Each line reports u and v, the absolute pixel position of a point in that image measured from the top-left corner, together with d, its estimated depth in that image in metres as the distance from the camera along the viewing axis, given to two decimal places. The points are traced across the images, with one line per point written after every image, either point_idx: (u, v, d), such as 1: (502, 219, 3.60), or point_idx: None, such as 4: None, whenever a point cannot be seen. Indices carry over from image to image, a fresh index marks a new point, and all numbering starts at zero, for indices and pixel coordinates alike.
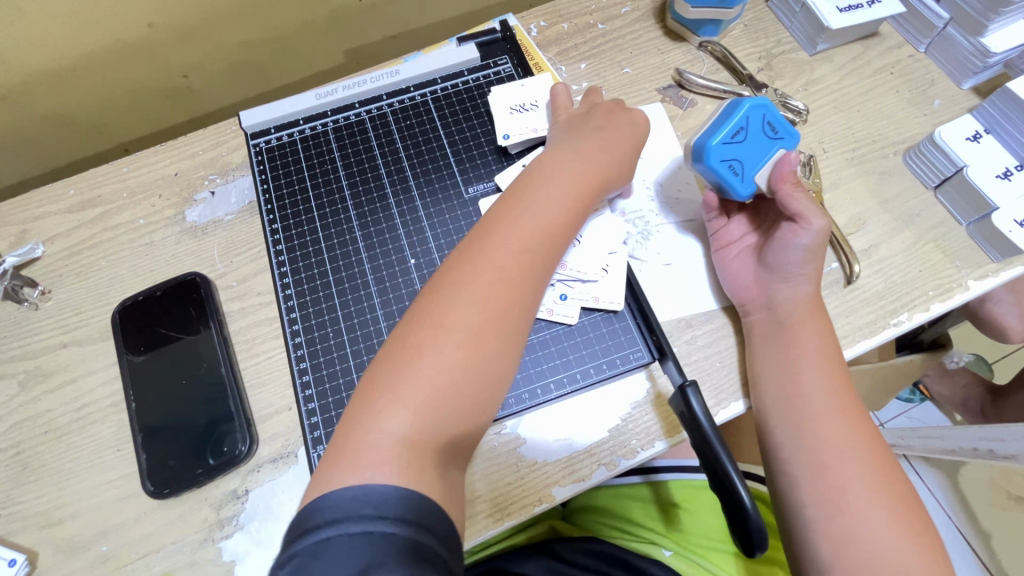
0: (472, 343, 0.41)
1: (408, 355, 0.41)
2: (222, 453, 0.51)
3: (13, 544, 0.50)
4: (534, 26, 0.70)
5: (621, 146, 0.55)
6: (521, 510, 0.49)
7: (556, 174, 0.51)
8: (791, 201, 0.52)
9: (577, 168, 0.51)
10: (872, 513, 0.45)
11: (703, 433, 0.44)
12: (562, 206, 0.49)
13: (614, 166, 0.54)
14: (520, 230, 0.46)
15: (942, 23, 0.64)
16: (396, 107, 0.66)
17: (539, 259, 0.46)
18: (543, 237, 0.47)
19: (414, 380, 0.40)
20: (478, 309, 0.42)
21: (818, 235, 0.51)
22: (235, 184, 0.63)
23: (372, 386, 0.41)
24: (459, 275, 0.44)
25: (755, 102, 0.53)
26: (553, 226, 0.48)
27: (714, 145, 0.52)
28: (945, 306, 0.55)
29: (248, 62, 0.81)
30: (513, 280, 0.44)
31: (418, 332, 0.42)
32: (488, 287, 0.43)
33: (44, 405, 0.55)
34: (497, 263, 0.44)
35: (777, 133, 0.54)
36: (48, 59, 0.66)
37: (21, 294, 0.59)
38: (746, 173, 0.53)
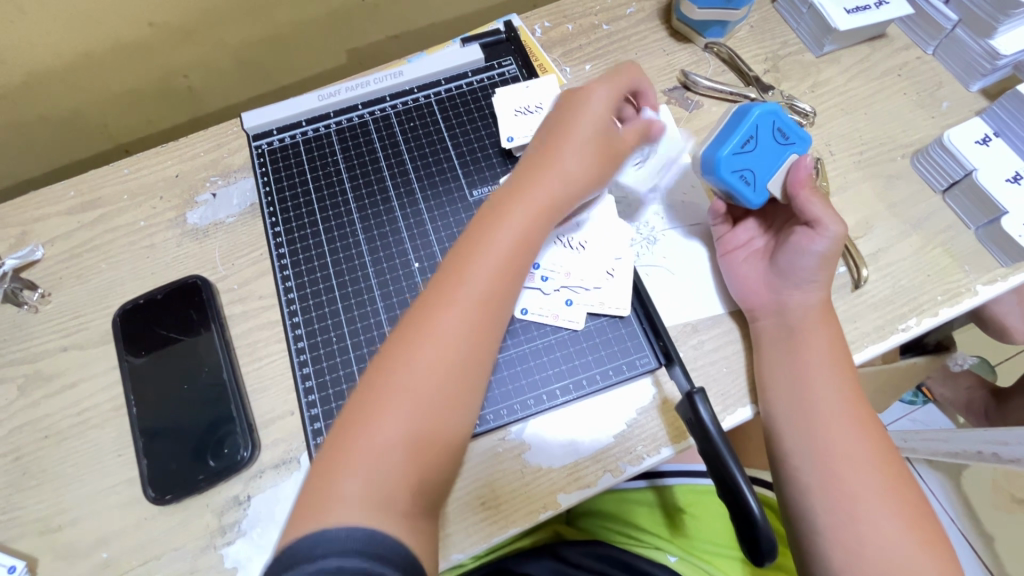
0: (433, 402, 0.41)
1: (366, 416, 0.40)
2: (222, 455, 0.51)
3: (12, 550, 0.49)
4: (538, 26, 0.69)
5: (586, 144, 0.51)
6: (526, 517, 0.48)
7: (517, 204, 0.48)
8: (809, 206, 0.51)
9: (539, 194, 0.49)
10: (882, 520, 0.44)
11: (711, 440, 0.44)
12: (521, 242, 0.47)
13: (580, 178, 0.50)
14: (477, 278, 0.45)
15: (951, 25, 0.63)
16: (400, 108, 0.65)
17: (498, 305, 0.45)
18: (501, 281, 0.45)
19: (375, 443, 0.39)
20: (435, 368, 0.42)
21: (835, 240, 0.50)
22: (237, 186, 0.63)
23: (336, 441, 0.40)
24: (414, 329, 0.43)
25: (764, 109, 0.52)
26: (512, 269, 0.46)
27: (725, 156, 0.52)
28: (953, 311, 0.55)
29: (249, 62, 0.80)
30: (471, 331, 0.43)
31: (376, 391, 0.41)
32: (444, 343, 0.42)
33: (44, 409, 0.54)
34: (451, 317, 0.43)
35: (789, 139, 0.54)
36: (48, 59, 0.65)
37: (20, 297, 0.58)
38: (757, 182, 0.53)
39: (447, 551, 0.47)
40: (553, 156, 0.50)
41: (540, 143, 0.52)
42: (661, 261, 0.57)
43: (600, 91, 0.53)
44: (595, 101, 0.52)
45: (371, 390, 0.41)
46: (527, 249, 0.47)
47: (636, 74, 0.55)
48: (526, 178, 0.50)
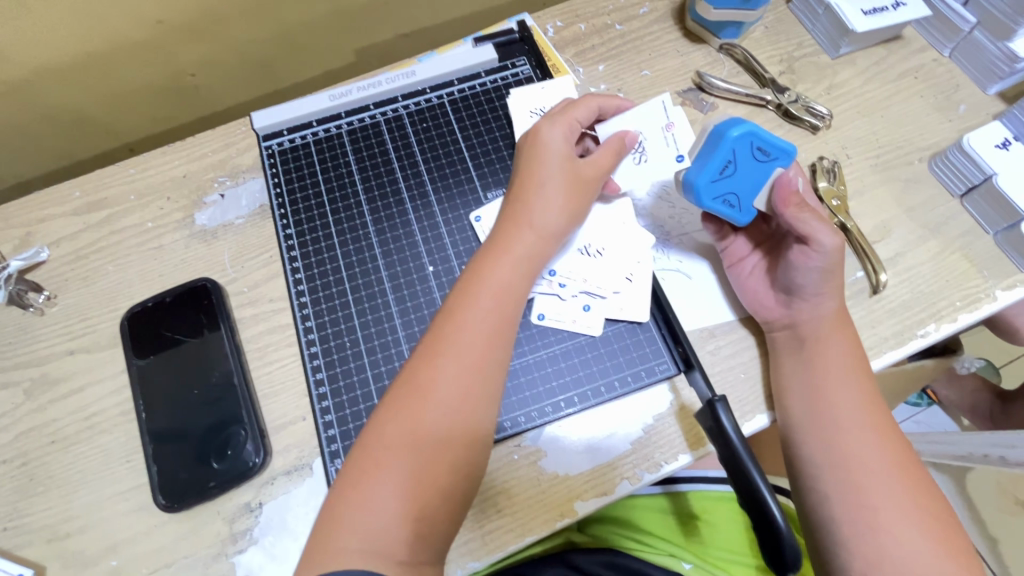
0: (431, 456, 0.40)
1: (361, 473, 0.40)
2: (226, 456, 0.50)
3: (19, 558, 0.49)
4: (550, 26, 0.68)
5: (563, 179, 0.50)
6: (542, 526, 0.48)
7: (503, 250, 0.48)
8: (801, 224, 0.49)
9: (522, 237, 0.48)
10: (904, 530, 0.43)
11: (732, 448, 0.43)
12: (506, 287, 0.46)
13: (563, 213, 0.49)
14: (465, 328, 0.44)
15: (969, 27, 0.63)
16: (413, 109, 0.64)
17: (491, 350, 0.44)
18: (491, 327, 0.45)
19: (374, 500, 0.39)
20: (429, 421, 0.41)
21: (832, 255, 0.49)
22: (246, 186, 0.62)
23: (337, 494, 0.40)
24: (404, 385, 0.43)
25: (741, 130, 0.48)
26: (500, 314, 0.45)
27: (704, 184, 0.50)
28: (972, 317, 0.54)
29: (256, 60, 0.79)
30: (466, 381, 0.42)
31: (370, 450, 0.41)
32: (436, 396, 0.42)
33: (51, 414, 0.53)
34: (442, 368, 0.43)
35: (772, 151, 0.49)
36: (52, 56, 0.64)
37: (25, 299, 0.57)
38: (742, 203, 0.52)
39: (463, 560, 0.47)
40: (533, 198, 0.49)
41: (517, 185, 0.52)
42: (678, 265, 0.57)
43: (556, 129, 0.52)
44: (560, 137, 0.51)
45: (365, 448, 0.41)
46: (514, 294, 0.46)
47: (590, 104, 0.54)
48: (510, 224, 0.49)
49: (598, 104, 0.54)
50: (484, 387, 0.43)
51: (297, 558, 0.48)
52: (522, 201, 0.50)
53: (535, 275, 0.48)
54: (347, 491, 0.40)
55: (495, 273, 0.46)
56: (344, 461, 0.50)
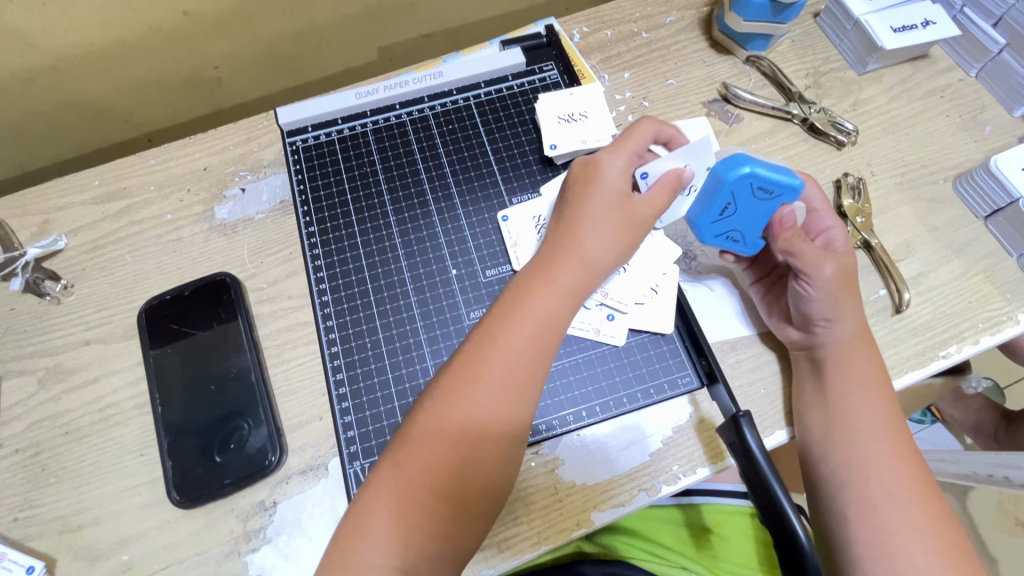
0: (457, 485, 0.40)
1: (383, 489, 0.39)
2: (229, 450, 0.50)
3: (30, 549, 0.48)
4: (576, 32, 0.68)
5: (617, 210, 0.46)
6: (559, 535, 0.47)
7: (549, 277, 0.44)
8: (797, 258, 0.49)
9: (569, 269, 0.45)
10: (924, 557, 0.42)
11: (756, 465, 0.43)
12: (547, 319, 0.43)
13: (612, 249, 0.46)
14: (503, 360, 0.42)
15: (997, 48, 0.63)
16: (439, 110, 0.64)
17: (526, 385, 0.42)
18: (529, 359, 0.42)
19: (391, 514, 0.39)
20: (459, 448, 0.40)
21: (828, 286, 0.49)
22: (267, 181, 0.61)
23: (359, 503, 0.40)
24: (433, 409, 0.41)
25: (740, 172, 0.47)
26: (541, 345, 0.43)
27: (704, 225, 0.51)
28: (995, 340, 0.54)
29: (278, 54, 0.79)
30: (500, 409, 0.41)
31: (395, 470, 0.40)
32: (466, 423, 0.40)
33: (65, 404, 0.53)
34: (477, 398, 0.41)
35: (776, 189, 0.48)
36: (77, 44, 0.64)
37: (42, 287, 0.57)
38: (747, 237, 0.51)
39: (478, 566, 0.46)
40: (580, 223, 0.46)
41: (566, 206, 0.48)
42: (698, 279, 0.57)
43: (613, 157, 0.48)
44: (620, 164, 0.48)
45: (389, 464, 0.40)
46: (554, 329, 0.43)
47: (648, 130, 0.50)
48: (555, 249, 0.46)
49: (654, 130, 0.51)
50: (518, 417, 0.42)
51: (310, 559, 0.48)
52: (570, 226, 0.46)
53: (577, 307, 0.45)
54: (368, 504, 0.39)
55: (537, 303, 0.43)
56: (362, 464, 0.50)
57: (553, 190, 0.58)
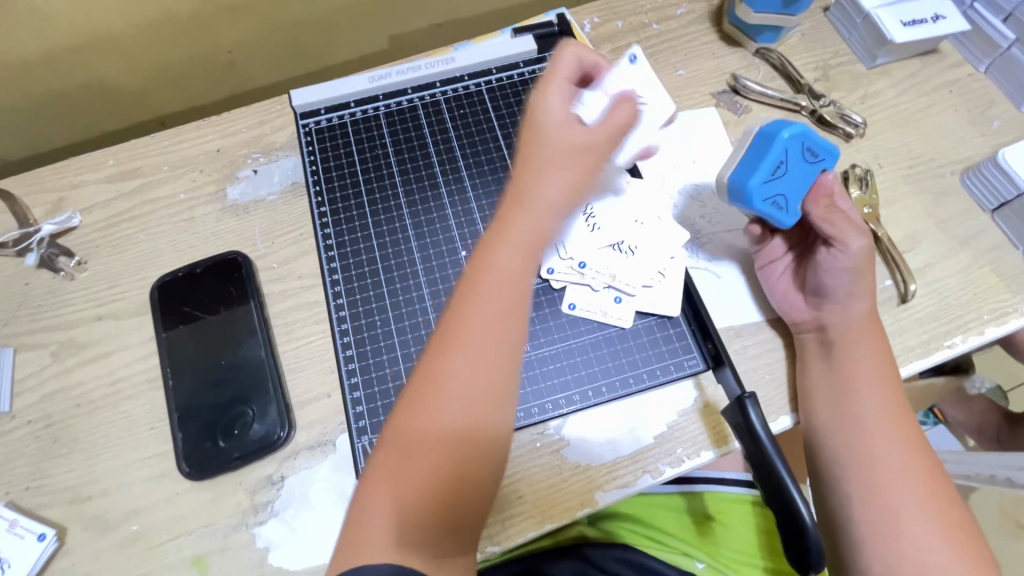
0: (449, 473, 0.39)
1: (379, 472, 0.39)
2: (232, 434, 0.50)
3: (41, 518, 0.49)
4: (588, 22, 0.69)
5: (569, 153, 0.44)
6: (562, 514, 0.48)
7: (506, 234, 0.43)
8: (828, 224, 0.50)
9: (525, 220, 0.43)
10: (924, 534, 0.44)
11: (760, 445, 0.43)
12: (511, 281, 0.42)
13: (568, 192, 0.44)
14: (473, 332, 0.41)
15: (1007, 43, 0.64)
16: (450, 96, 0.64)
17: (501, 347, 0.41)
18: (499, 322, 0.42)
19: (389, 499, 0.38)
20: (442, 433, 0.39)
21: (859, 255, 0.50)
22: (280, 163, 0.62)
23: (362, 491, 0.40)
24: (418, 389, 0.41)
25: (793, 131, 0.49)
26: (508, 304, 0.42)
27: (754, 185, 0.50)
28: (999, 331, 0.54)
29: (291, 40, 0.79)
30: (479, 378, 0.40)
31: (383, 470, 0.39)
32: (450, 398, 0.40)
33: (76, 377, 0.54)
34: (456, 372, 0.40)
35: (820, 153, 0.50)
36: (94, 25, 0.65)
37: (56, 263, 0.58)
38: (790, 205, 0.51)
39: (482, 544, 0.47)
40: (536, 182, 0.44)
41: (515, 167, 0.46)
42: (706, 264, 0.57)
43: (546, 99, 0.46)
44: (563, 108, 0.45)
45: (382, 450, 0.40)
46: (518, 288, 0.42)
47: (570, 58, 0.49)
48: (511, 204, 0.44)
49: (578, 55, 0.50)
50: (496, 385, 0.41)
51: (317, 532, 0.48)
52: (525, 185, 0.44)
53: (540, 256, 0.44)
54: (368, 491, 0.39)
55: (496, 267, 0.42)
56: (370, 439, 0.50)
57: None
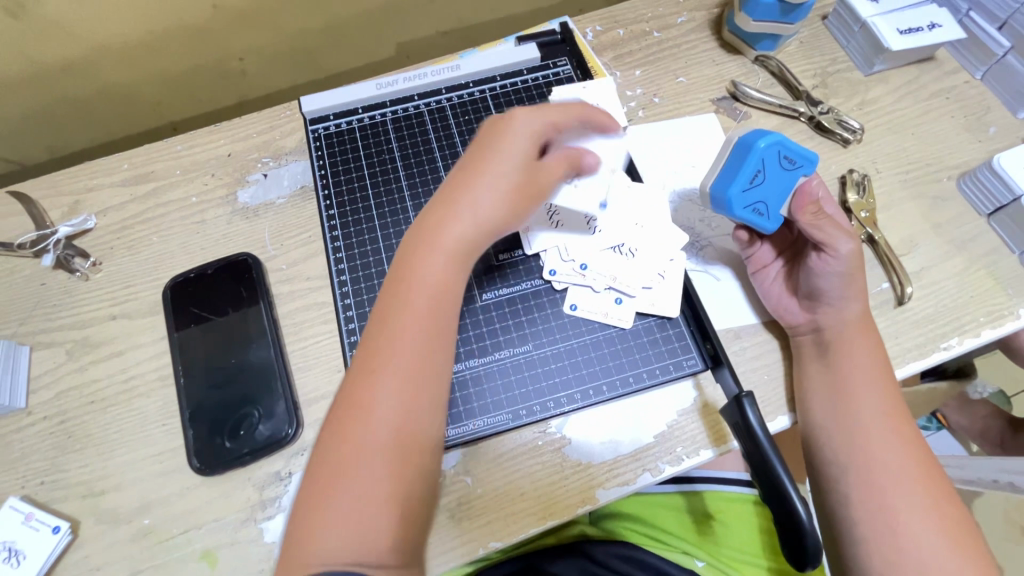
0: (386, 494, 0.38)
1: (320, 495, 0.38)
2: (238, 435, 0.51)
3: (56, 511, 0.50)
4: (590, 30, 0.70)
5: (513, 178, 0.45)
6: (564, 511, 0.49)
7: (434, 243, 0.44)
8: (817, 230, 0.51)
9: (457, 231, 0.44)
10: (923, 531, 0.44)
11: (757, 443, 0.44)
12: (437, 292, 0.43)
13: (505, 211, 0.45)
14: (404, 339, 0.42)
15: (1002, 51, 0.65)
16: (455, 102, 0.66)
17: (433, 352, 0.42)
18: (430, 329, 0.43)
19: (336, 520, 0.37)
20: (374, 454, 0.39)
21: (848, 260, 0.50)
22: (289, 167, 0.64)
23: (301, 517, 0.38)
24: (351, 405, 0.40)
25: (768, 141, 0.50)
26: (438, 309, 0.43)
27: (734, 194, 0.52)
28: (995, 333, 0.55)
29: (301, 48, 0.81)
30: (411, 385, 0.41)
31: (320, 497, 0.38)
32: (382, 408, 0.40)
33: (91, 375, 0.55)
34: (387, 381, 0.41)
35: (797, 160, 0.51)
36: (111, 33, 0.67)
37: (72, 264, 0.59)
38: (772, 211, 0.53)
39: (484, 539, 0.48)
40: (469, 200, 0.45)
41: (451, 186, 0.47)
42: (706, 267, 0.58)
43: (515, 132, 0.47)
44: (522, 137, 0.46)
45: (317, 471, 0.39)
46: (449, 296, 0.44)
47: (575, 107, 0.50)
48: (439, 214, 0.45)
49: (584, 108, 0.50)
50: (427, 391, 0.42)
51: None
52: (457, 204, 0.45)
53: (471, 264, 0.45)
54: (312, 512, 0.38)
55: (427, 276, 0.43)
56: None
57: None
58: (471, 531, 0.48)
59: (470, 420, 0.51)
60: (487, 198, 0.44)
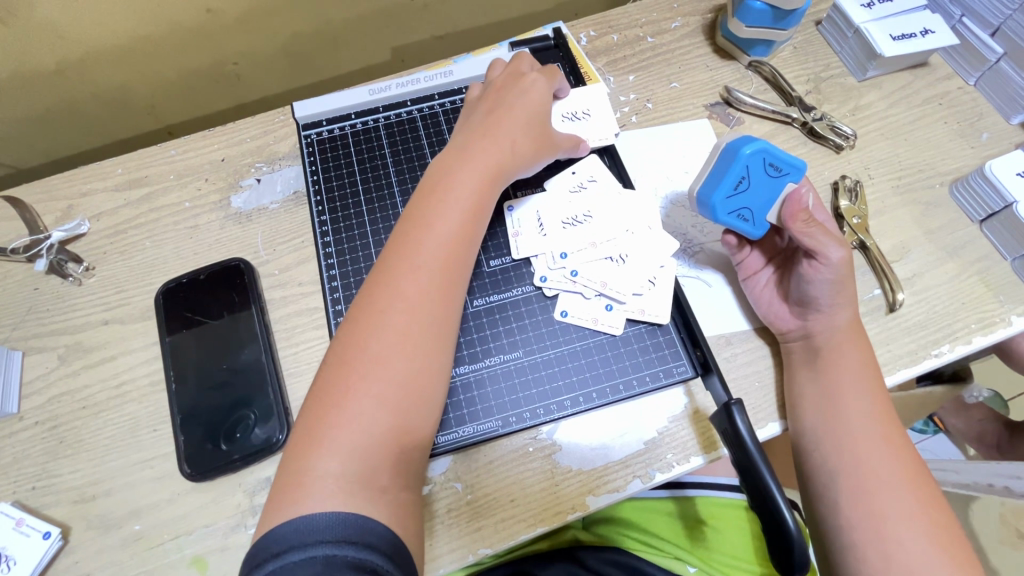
0: (411, 384, 0.43)
1: (342, 385, 0.42)
2: (234, 438, 0.52)
3: (47, 517, 0.50)
4: (584, 35, 0.70)
5: (530, 121, 0.55)
6: (554, 518, 0.49)
7: (463, 170, 0.51)
8: (807, 238, 0.50)
9: (485, 157, 0.52)
10: (913, 539, 0.44)
11: (746, 451, 0.44)
12: (468, 216, 0.49)
13: (524, 148, 0.54)
14: (432, 244, 0.47)
15: (996, 57, 0.65)
16: (448, 108, 0.66)
17: (455, 260, 0.48)
18: (456, 240, 0.48)
19: (356, 409, 0.41)
20: (403, 348, 0.43)
21: (839, 267, 0.50)
22: (282, 173, 0.64)
23: (316, 413, 0.41)
24: (379, 300, 0.45)
25: (754, 147, 0.50)
26: (464, 224, 0.49)
27: (718, 200, 0.52)
28: (987, 340, 0.55)
29: (296, 52, 0.82)
30: (437, 285, 0.46)
31: (342, 388, 0.42)
32: (408, 302, 0.45)
33: (83, 380, 0.55)
34: (415, 281, 0.45)
35: (784, 167, 0.51)
36: (106, 37, 0.67)
37: (65, 269, 0.59)
38: (756, 216, 0.53)
39: (473, 546, 0.48)
40: (492, 140, 0.53)
41: (477, 123, 0.55)
42: (697, 272, 0.58)
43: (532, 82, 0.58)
44: (535, 90, 0.57)
45: (338, 363, 0.43)
46: (476, 210, 0.50)
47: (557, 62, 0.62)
48: (470, 147, 0.52)
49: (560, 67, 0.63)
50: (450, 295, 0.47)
51: None
52: (482, 140, 0.53)
53: (494, 188, 0.52)
54: (329, 405, 0.41)
55: (454, 194, 0.49)
56: None
57: (559, 185, 0.59)
58: (462, 537, 0.48)
59: (459, 427, 0.51)
60: (508, 131, 0.53)
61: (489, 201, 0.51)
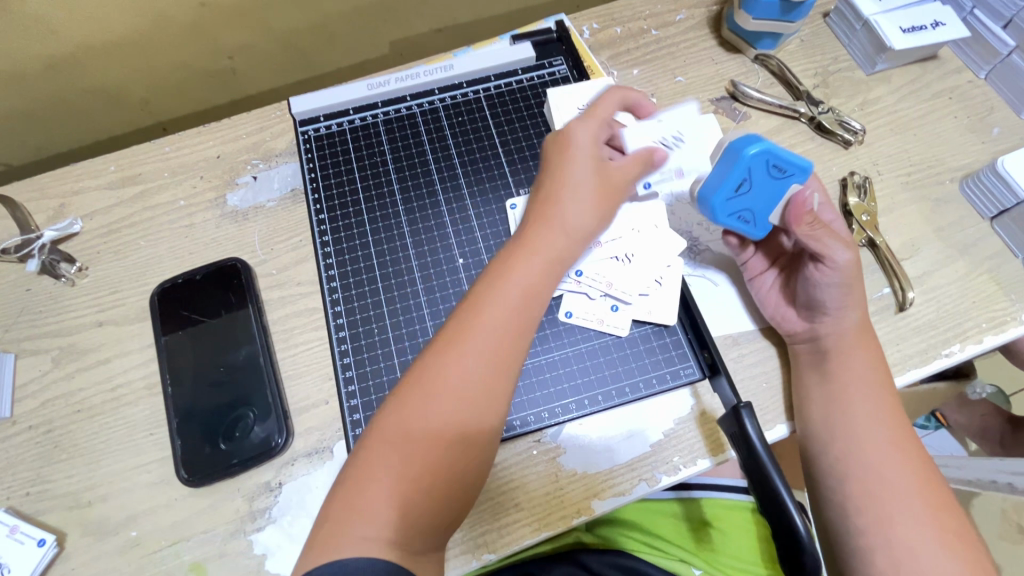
0: (448, 470, 0.39)
1: (380, 457, 0.39)
2: (232, 440, 0.51)
3: (41, 523, 0.49)
4: (587, 28, 0.69)
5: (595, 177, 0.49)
6: (559, 522, 0.48)
7: (529, 244, 0.46)
8: (814, 242, 0.49)
9: (548, 231, 0.47)
10: (925, 545, 0.43)
11: (756, 457, 0.43)
12: (530, 301, 0.44)
13: (590, 215, 0.48)
14: (490, 328, 0.43)
15: (1008, 50, 0.63)
16: (449, 103, 0.65)
17: (511, 350, 0.43)
18: (513, 325, 0.43)
19: (388, 487, 0.38)
20: (447, 435, 0.40)
21: (847, 271, 0.49)
22: (279, 170, 0.63)
23: (352, 476, 0.39)
24: (429, 379, 0.41)
25: (758, 148, 0.48)
26: (526, 310, 0.44)
27: (719, 202, 0.51)
28: (998, 340, 0.54)
29: (292, 45, 0.80)
30: (490, 375, 0.42)
31: (378, 462, 0.38)
32: (459, 389, 0.41)
33: (77, 383, 0.54)
34: (467, 364, 0.41)
35: (787, 168, 0.49)
36: (98, 31, 0.65)
37: (57, 269, 0.58)
38: (758, 218, 0.52)
39: (477, 552, 0.47)
40: (555, 206, 0.48)
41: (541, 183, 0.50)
42: (702, 272, 0.57)
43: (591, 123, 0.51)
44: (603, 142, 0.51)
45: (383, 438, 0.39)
46: (536, 296, 0.45)
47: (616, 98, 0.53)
48: (539, 215, 0.48)
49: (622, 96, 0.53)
50: (502, 387, 0.42)
51: None
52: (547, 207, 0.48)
53: (557, 267, 0.46)
54: (362, 472, 0.38)
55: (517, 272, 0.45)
56: None
57: None
58: (465, 542, 0.47)
59: None
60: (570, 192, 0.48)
61: (552, 282, 0.46)
